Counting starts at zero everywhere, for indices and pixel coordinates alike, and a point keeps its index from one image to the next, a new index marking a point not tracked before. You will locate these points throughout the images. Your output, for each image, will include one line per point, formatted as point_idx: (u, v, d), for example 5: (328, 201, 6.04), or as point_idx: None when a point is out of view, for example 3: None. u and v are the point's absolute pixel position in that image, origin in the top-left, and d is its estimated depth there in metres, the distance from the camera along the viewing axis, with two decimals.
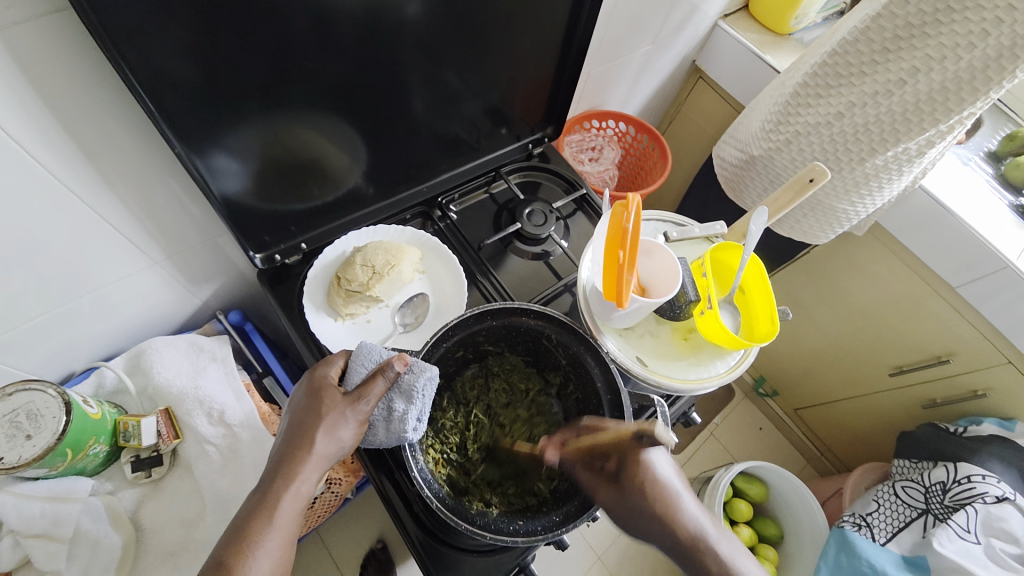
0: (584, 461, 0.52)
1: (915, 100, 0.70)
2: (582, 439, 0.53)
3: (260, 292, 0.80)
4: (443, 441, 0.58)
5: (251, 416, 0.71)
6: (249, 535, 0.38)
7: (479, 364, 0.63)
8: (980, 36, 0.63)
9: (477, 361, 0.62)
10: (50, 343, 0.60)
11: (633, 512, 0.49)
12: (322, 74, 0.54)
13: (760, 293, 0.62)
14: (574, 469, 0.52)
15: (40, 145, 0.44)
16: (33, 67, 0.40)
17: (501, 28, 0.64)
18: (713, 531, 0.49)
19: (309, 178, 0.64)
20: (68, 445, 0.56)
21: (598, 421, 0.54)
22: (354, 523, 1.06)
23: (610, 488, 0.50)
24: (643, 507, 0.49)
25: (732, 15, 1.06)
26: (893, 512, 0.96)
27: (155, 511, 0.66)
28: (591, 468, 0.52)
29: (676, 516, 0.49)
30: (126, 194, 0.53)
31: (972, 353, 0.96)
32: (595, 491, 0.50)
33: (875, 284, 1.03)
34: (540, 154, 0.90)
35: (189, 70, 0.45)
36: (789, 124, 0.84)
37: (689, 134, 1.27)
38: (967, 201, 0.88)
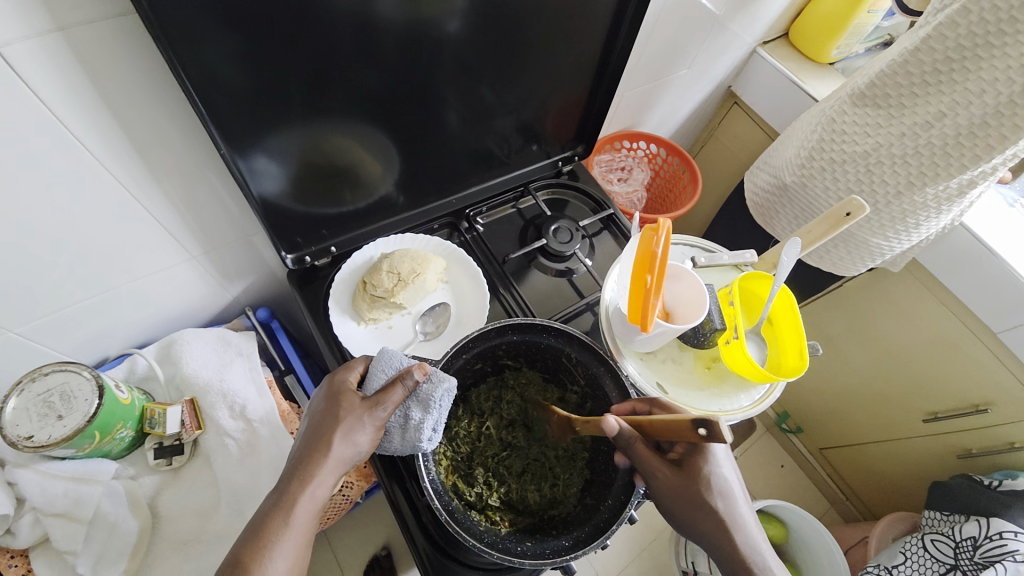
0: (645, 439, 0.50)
1: (954, 134, 0.68)
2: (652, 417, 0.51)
3: (287, 291, 0.82)
4: (455, 450, 0.57)
5: (271, 412, 0.73)
6: (266, 534, 0.38)
7: (495, 377, 0.62)
8: (1019, 71, 0.61)
9: (494, 374, 0.62)
10: (88, 326, 0.63)
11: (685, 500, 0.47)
12: (361, 85, 0.56)
13: (789, 325, 0.60)
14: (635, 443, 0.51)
15: (94, 138, 0.47)
16: (94, 64, 0.42)
17: (536, 47, 0.65)
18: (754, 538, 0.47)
19: (344, 185, 0.66)
20: (97, 428, 0.58)
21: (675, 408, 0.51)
22: (361, 527, 1.06)
23: (674, 474, 0.48)
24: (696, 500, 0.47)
25: (771, 43, 1.05)
26: (919, 567, 0.91)
27: (171, 499, 0.67)
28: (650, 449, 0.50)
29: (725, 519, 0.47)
30: (171, 189, 0.56)
31: (1012, 402, 0.91)
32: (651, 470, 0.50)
33: (912, 324, 0.99)
34: (569, 172, 0.91)
35: (237, 76, 0.47)
36: (823, 152, 0.83)
37: (721, 158, 1.26)
38: (1014, 243, 0.84)
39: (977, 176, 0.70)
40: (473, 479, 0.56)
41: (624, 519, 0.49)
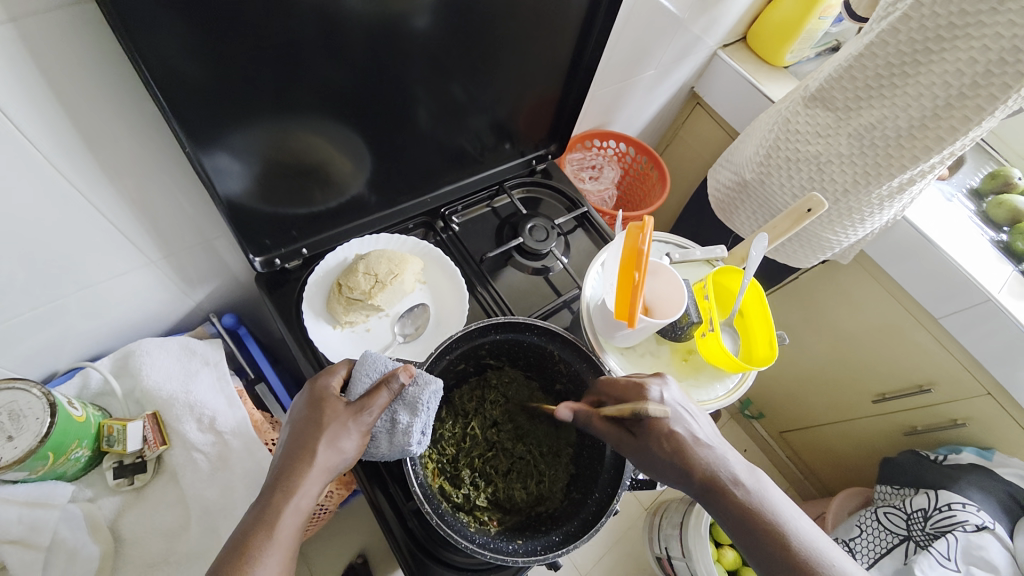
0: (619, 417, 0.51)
1: (897, 135, 0.73)
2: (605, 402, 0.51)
3: (255, 296, 0.79)
4: (441, 452, 0.57)
5: (243, 423, 0.69)
6: (249, 550, 0.37)
7: (478, 377, 0.62)
8: (955, 75, 0.66)
9: (476, 374, 0.62)
10: (36, 339, 0.58)
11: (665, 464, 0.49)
12: (329, 82, 0.54)
13: (759, 317, 0.63)
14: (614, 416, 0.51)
15: (44, 136, 0.43)
16: (48, 57, 0.39)
17: (509, 46, 0.65)
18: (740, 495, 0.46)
19: (314, 184, 0.64)
20: (51, 448, 0.54)
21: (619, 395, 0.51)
22: (336, 536, 1.03)
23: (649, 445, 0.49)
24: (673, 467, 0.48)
25: (730, 46, 1.10)
26: (874, 538, 0.98)
27: (135, 520, 0.63)
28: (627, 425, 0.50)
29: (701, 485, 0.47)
30: (128, 190, 0.52)
31: (952, 382, 0.99)
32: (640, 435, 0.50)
33: (862, 312, 1.06)
34: (542, 170, 0.91)
35: (198, 72, 0.45)
36: (780, 151, 0.87)
37: (686, 157, 1.30)
38: (951, 235, 0.92)
39: (916, 176, 0.75)
40: (458, 480, 0.56)
41: (610, 513, 0.49)
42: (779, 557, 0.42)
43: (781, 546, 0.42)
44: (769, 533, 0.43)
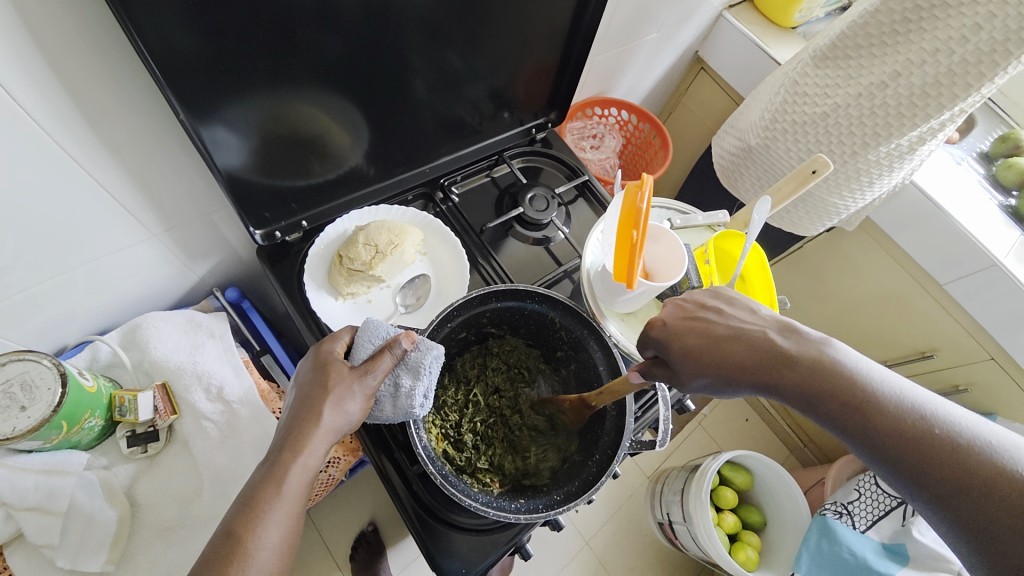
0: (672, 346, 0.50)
1: (908, 94, 0.71)
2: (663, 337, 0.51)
3: (257, 270, 0.79)
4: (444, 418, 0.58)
5: (250, 393, 0.71)
6: (261, 506, 0.38)
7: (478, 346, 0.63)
8: (972, 30, 0.63)
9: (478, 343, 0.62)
10: (44, 313, 0.59)
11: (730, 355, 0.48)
12: (322, 51, 0.53)
13: (761, 281, 0.64)
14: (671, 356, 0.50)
15: (39, 108, 0.42)
16: (32, 21, 0.38)
17: (508, 9, 0.63)
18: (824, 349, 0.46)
19: (311, 155, 0.63)
20: (64, 417, 0.55)
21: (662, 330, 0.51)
22: (346, 504, 1.06)
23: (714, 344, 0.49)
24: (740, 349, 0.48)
25: (736, 6, 1.06)
26: (873, 501, 1.00)
27: (150, 487, 0.65)
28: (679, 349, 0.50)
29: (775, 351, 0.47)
30: (126, 163, 0.52)
31: (955, 348, 0.99)
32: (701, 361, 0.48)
33: (865, 280, 1.05)
34: (543, 139, 0.90)
35: (191, 41, 0.44)
36: (786, 115, 0.85)
37: (689, 125, 1.27)
38: (959, 200, 0.90)
39: (926, 134, 0.73)
40: (461, 444, 0.57)
41: (610, 473, 0.50)
42: (872, 405, 0.42)
43: (889, 415, 0.41)
44: (873, 404, 0.42)
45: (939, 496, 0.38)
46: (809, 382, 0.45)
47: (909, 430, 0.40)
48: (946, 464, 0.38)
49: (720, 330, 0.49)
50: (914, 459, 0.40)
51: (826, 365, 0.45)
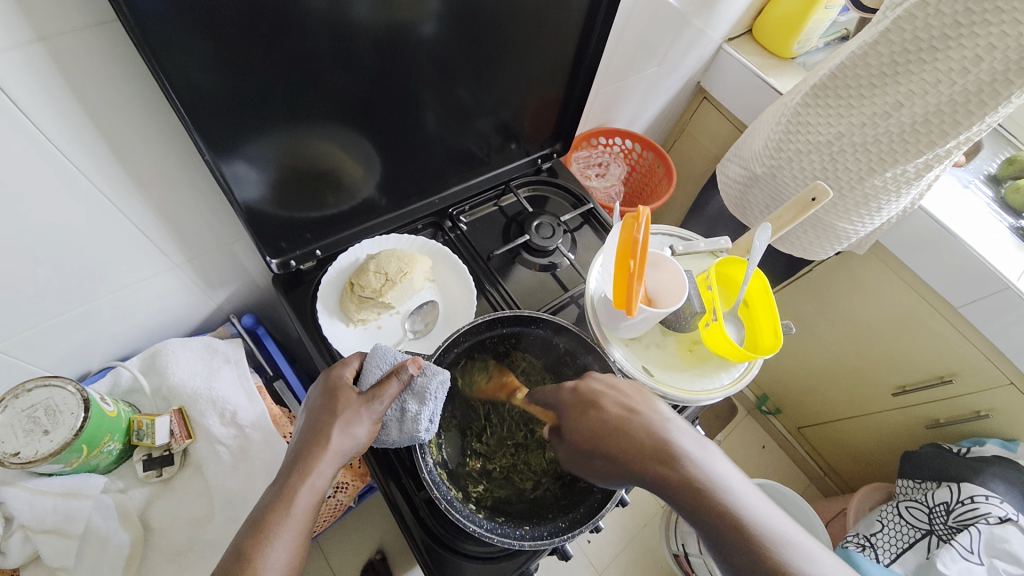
0: (575, 405, 0.51)
1: (911, 123, 0.72)
2: (593, 389, 0.52)
3: (272, 297, 0.82)
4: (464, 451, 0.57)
5: (263, 417, 0.72)
6: (267, 529, 0.39)
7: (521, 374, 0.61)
8: (974, 61, 0.65)
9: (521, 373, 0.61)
10: (70, 340, 0.62)
11: (606, 432, 0.48)
12: (340, 90, 0.56)
13: (764, 306, 0.63)
14: (569, 401, 0.52)
15: (74, 146, 0.46)
16: (72, 71, 0.42)
17: (514, 47, 0.67)
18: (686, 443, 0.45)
19: (326, 188, 0.66)
20: (84, 441, 0.57)
21: (596, 394, 0.51)
22: (355, 531, 1.06)
23: (609, 414, 0.49)
24: (608, 432, 0.48)
25: (736, 39, 1.09)
26: (896, 533, 0.96)
27: (163, 510, 0.67)
28: (577, 393, 0.52)
29: (630, 434, 0.46)
30: (152, 197, 0.55)
31: (975, 372, 0.97)
32: (580, 416, 0.50)
33: (877, 303, 1.04)
34: (548, 169, 0.93)
35: (217, 83, 0.48)
36: (790, 143, 0.87)
37: (693, 152, 1.30)
38: (967, 223, 0.90)
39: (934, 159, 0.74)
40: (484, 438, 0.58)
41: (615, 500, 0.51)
42: (682, 488, 0.42)
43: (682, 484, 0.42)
44: (691, 489, 0.42)
45: (708, 530, 0.41)
46: (634, 444, 0.46)
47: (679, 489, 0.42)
48: (699, 508, 0.41)
49: (621, 407, 0.49)
50: (693, 510, 0.42)
51: (659, 440, 0.45)
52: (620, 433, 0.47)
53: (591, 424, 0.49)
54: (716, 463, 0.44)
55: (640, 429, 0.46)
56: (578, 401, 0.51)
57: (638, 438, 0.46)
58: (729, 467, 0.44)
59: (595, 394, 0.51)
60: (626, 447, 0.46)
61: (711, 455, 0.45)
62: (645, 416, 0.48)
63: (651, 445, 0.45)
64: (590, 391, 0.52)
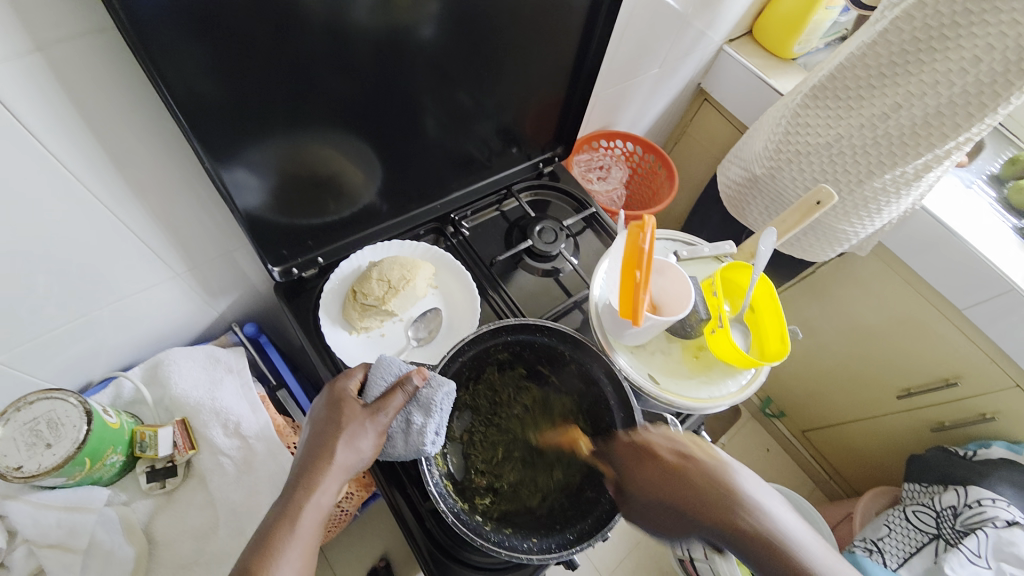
0: (632, 453, 0.50)
1: (911, 124, 0.72)
2: (651, 439, 0.50)
3: (274, 305, 0.82)
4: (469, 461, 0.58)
5: (266, 427, 0.72)
6: (274, 545, 0.39)
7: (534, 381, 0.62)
8: (973, 62, 0.65)
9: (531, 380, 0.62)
10: (72, 351, 0.62)
11: (667, 485, 0.46)
12: (341, 95, 0.56)
13: (769, 311, 0.63)
14: (624, 449, 0.51)
15: (73, 155, 0.46)
16: (71, 79, 0.42)
17: (514, 51, 0.67)
18: (749, 490, 0.45)
19: (327, 195, 0.66)
20: (88, 454, 0.57)
21: (649, 441, 0.50)
22: (359, 539, 1.05)
23: (668, 463, 0.48)
24: (667, 483, 0.46)
25: (736, 40, 1.09)
26: (904, 537, 0.95)
27: (167, 523, 0.66)
28: (632, 443, 0.51)
29: (693, 486, 0.45)
30: (153, 207, 0.55)
31: (979, 374, 0.96)
32: (638, 467, 0.49)
33: (881, 305, 1.04)
34: (550, 173, 0.92)
35: (216, 89, 0.47)
36: (790, 144, 0.86)
37: (694, 154, 1.29)
38: (970, 223, 0.90)
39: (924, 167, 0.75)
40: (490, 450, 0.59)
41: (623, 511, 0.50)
42: (756, 544, 0.42)
43: (756, 539, 0.42)
44: (765, 544, 0.42)
45: None
46: (701, 500, 0.45)
47: (755, 546, 0.42)
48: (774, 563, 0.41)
49: (681, 456, 0.48)
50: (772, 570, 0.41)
51: (722, 493, 0.45)
52: (683, 488, 0.46)
53: (652, 475, 0.47)
54: (780, 513, 0.44)
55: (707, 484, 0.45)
56: (634, 452, 0.50)
57: (702, 491, 0.45)
58: (790, 512, 0.44)
59: (650, 443, 0.50)
60: (691, 501, 0.45)
61: (774, 503, 0.45)
62: (704, 463, 0.47)
63: (717, 497, 0.44)
64: (646, 438, 0.50)
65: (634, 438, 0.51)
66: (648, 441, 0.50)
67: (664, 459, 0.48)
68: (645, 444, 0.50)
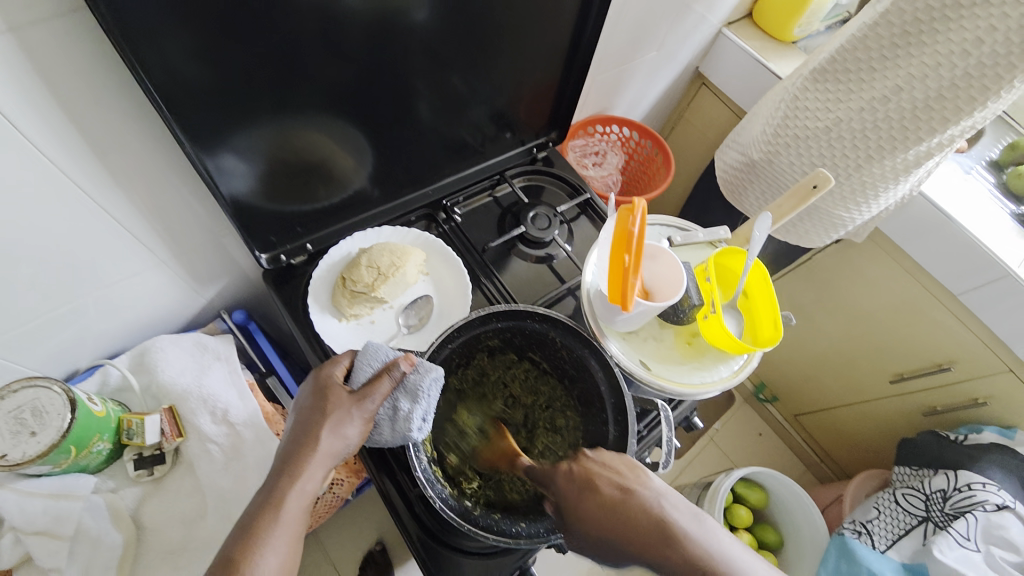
0: (570, 484, 0.47)
1: (911, 107, 0.70)
2: (590, 468, 0.47)
3: (263, 292, 0.81)
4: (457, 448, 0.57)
5: (255, 415, 0.72)
6: (258, 532, 0.38)
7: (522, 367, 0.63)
8: (975, 44, 0.63)
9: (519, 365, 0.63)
10: (56, 339, 0.61)
11: (609, 522, 0.43)
12: (330, 79, 0.54)
13: (763, 297, 0.63)
14: (560, 481, 0.47)
15: (51, 141, 0.44)
16: (46, 63, 0.40)
17: (508, 33, 0.65)
18: (689, 523, 0.43)
19: (317, 181, 0.65)
20: (72, 442, 0.56)
21: (587, 471, 0.47)
22: (353, 524, 1.06)
23: (613, 497, 0.45)
24: (606, 519, 0.44)
25: (736, 23, 1.07)
26: (892, 519, 0.96)
27: (156, 510, 0.66)
28: (569, 473, 0.47)
29: (636, 520, 0.43)
30: (136, 192, 0.54)
31: (973, 361, 0.96)
32: (579, 501, 0.45)
33: (877, 292, 1.03)
34: (544, 158, 0.91)
35: (199, 73, 0.46)
36: (788, 128, 0.84)
37: (692, 139, 1.28)
38: (968, 209, 0.89)
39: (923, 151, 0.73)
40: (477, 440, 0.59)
41: None
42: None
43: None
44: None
45: None
46: (642, 538, 0.42)
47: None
48: None
49: (615, 488, 0.45)
50: None
51: (666, 529, 0.42)
52: (626, 523, 0.43)
53: (592, 509, 0.44)
54: (723, 544, 0.42)
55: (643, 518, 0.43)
56: (569, 483, 0.47)
57: (639, 527, 0.43)
58: (731, 541, 0.43)
59: (588, 473, 0.47)
60: (631, 537, 0.43)
61: (715, 534, 0.43)
62: (641, 496, 0.44)
63: (656, 532, 0.42)
64: (588, 468, 0.47)
65: (572, 468, 0.48)
66: (589, 472, 0.47)
67: (608, 491, 0.45)
68: (582, 475, 0.47)
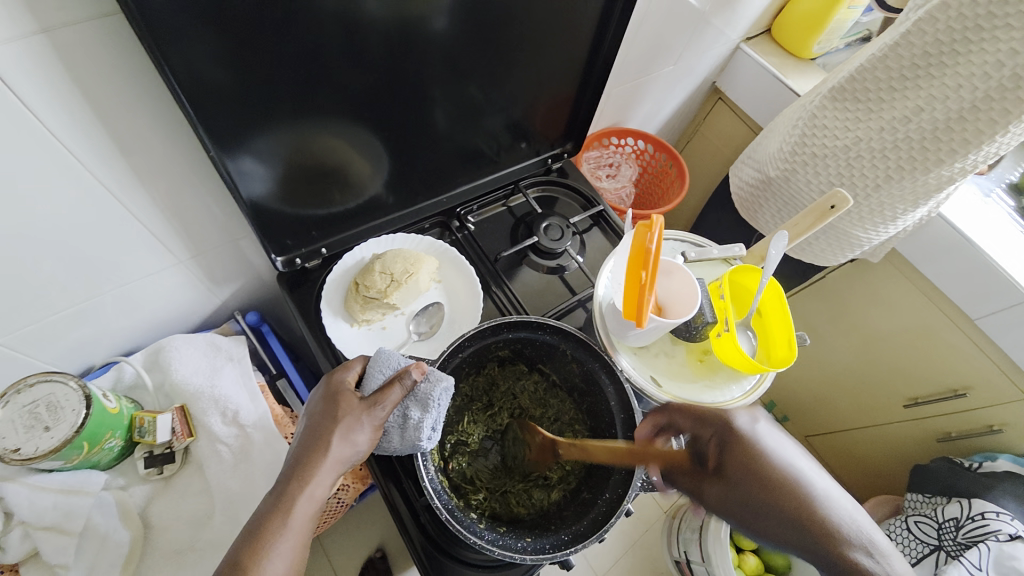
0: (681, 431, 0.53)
1: (931, 128, 0.70)
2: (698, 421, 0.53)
3: (277, 295, 0.81)
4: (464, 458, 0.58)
5: (264, 418, 0.72)
6: (266, 537, 0.38)
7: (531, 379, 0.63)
8: (996, 66, 0.62)
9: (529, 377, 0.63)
10: (74, 335, 0.62)
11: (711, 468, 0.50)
12: (349, 86, 0.55)
13: (777, 315, 0.62)
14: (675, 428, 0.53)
15: (78, 141, 0.46)
16: (76, 64, 0.41)
17: (525, 45, 0.65)
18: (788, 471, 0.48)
19: (333, 186, 0.66)
20: (86, 437, 0.57)
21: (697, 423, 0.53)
22: (356, 529, 1.05)
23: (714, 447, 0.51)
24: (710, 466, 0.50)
25: (754, 39, 1.07)
26: (905, 546, 0.96)
27: (164, 509, 0.66)
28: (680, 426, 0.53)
29: (740, 465, 0.49)
30: (157, 193, 0.55)
31: (990, 386, 0.94)
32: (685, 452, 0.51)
33: (891, 313, 1.02)
34: (558, 169, 0.91)
35: (224, 76, 0.47)
36: (806, 146, 0.84)
37: (707, 154, 1.27)
38: (989, 232, 0.87)
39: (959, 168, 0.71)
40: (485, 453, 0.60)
41: (621, 513, 0.49)
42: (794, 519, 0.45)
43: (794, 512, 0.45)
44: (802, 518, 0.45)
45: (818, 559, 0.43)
46: (745, 478, 0.48)
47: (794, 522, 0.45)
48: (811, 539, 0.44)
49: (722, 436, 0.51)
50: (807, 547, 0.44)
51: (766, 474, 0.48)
52: (730, 467, 0.49)
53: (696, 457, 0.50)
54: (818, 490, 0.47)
55: (777, 461, 0.48)
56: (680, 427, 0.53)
57: (743, 470, 0.49)
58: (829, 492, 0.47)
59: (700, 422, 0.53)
60: (733, 477, 0.49)
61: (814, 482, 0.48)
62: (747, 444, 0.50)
63: (758, 475, 0.48)
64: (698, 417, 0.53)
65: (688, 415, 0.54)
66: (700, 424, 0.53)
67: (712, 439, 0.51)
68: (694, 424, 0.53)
